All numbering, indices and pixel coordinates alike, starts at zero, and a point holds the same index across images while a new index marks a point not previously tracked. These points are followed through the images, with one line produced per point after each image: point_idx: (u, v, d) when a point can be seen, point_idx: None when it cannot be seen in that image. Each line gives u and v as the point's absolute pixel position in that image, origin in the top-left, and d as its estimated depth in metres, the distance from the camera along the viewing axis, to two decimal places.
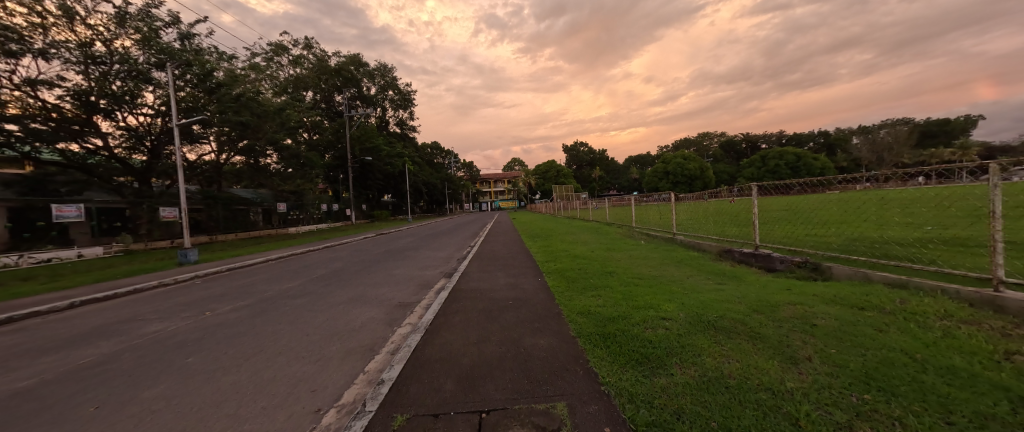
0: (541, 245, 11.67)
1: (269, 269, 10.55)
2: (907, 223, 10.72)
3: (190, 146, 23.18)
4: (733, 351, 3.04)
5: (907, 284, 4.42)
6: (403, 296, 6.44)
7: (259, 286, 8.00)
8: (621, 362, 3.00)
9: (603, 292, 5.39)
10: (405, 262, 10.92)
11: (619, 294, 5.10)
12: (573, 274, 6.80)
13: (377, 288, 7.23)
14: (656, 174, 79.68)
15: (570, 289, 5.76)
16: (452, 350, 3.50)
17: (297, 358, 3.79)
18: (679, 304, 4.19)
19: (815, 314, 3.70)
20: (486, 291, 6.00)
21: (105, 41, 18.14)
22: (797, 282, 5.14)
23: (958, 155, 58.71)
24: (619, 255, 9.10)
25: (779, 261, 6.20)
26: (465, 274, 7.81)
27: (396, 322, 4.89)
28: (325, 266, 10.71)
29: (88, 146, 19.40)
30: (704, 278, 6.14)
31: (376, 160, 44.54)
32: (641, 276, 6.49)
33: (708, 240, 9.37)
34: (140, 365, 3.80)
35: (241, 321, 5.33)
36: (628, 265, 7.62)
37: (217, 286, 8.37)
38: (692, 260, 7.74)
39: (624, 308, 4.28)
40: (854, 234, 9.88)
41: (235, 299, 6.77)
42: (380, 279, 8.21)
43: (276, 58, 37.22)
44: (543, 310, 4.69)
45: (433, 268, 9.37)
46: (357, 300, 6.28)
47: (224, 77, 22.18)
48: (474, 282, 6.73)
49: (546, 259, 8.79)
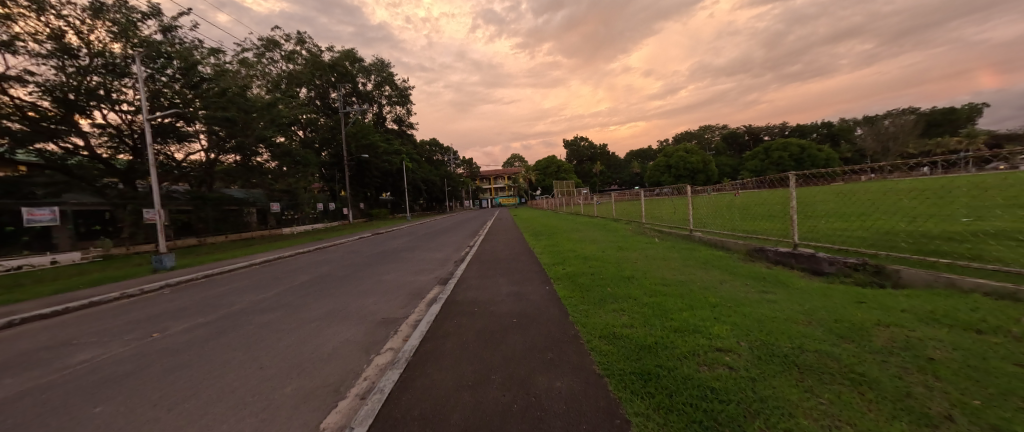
0: (545, 245, 10.70)
1: (249, 276, 9.63)
2: (934, 214, 9.85)
3: (176, 145, 22.20)
4: (837, 407, 2.08)
5: (1018, 295, 3.47)
6: (390, 309, 5.54)
7: (231, 297, 7.10)
8: (675, 425, 2.04)
9: (626, 305, 4.46)
10: (398, 265, 10.01)
11: (649, 309, 4.15)
12: (587, 281, 5.86)
13: (361, 299, 6.32)
14: (658, 167, 78.58)
15: (586, 300, 4.82)
16: (438, 399, 2.58)
17: (233, 410, 2.85)
18: (731, 325, 3.25)
19: (921, 341, 2.75)
20: (485, 303, 5.07)
21: (79, 33, 17.10)
22: (868, 291, 4.18)
23: (965, 144, 57.47)
24: (634, 256, 8.17)
25: (828, 263, 5.30)
26: (462, 280, 6.88)
27: (376, 347, 4.00)
28: (311, 271, 9.79)
29: (68, 146, 18.46)
30: (744, 285, 5.19)
31: (373, 157, 43.50)
32: (668, 282, 5.56)
33: (732, 236, 8.41)
34: (20, 423, 2.84)
35: (189, 347, 4.39)
36: (648, 268, 6.70)
37: (185, 297, 7.48)
38: (721, 261, 6.83)
39: (662, 331, 3.32)
40: (884, 227, 9.00)
41: (196, 315, 5.84)
42: (368, 287, 7.28)
43: (268, 54, 36.04)
44: (556, 332, 3.77)
45: (429, 273, 8.43)
46: (335, 315, 5.37)
47: (211, 73, 21.29)
48: (472, 292, 5.81)
49: (553, 261, 7.86)
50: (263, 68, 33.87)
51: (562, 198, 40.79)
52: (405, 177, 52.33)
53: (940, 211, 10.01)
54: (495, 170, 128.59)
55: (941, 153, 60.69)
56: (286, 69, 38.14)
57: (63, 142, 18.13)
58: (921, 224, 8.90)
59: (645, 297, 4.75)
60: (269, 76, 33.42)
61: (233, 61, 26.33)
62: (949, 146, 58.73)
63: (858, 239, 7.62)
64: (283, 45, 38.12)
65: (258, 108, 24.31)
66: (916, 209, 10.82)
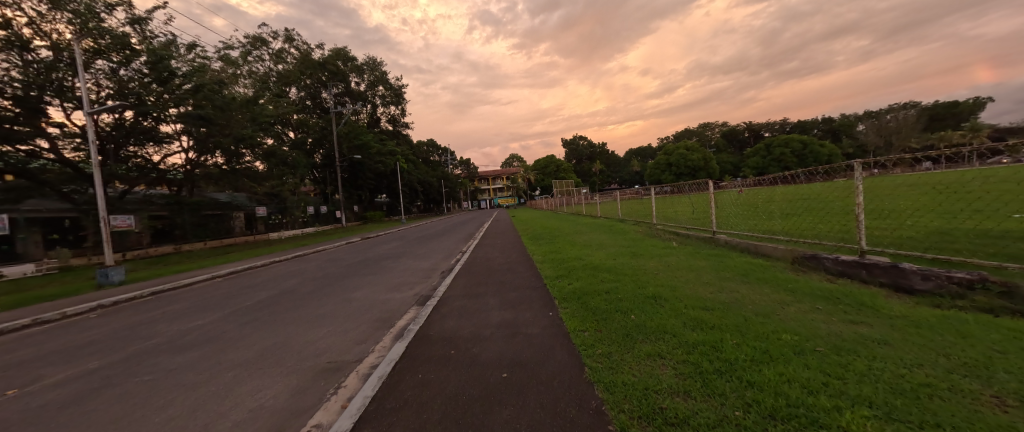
0: (545, 252, 9.36)
1: (202, 293, 8.25)
2: (972, 209, 8.80)
3: (154, 147, 20.78)
4: None
5: None
6: (346, 346, 4.17)
7: (157, 325, 5.70)
8: None
9: (666, 348, 3.09)
10: (376, 277, 8.63)
11: (703, 358, 2.80)
12: (602, 303, 4.55)
13: (315, 328, 4.94)
14: (658, 166, 77.22)
15: (605, 338, 3.47)
16: None
17: None
18: (869, 409, 1.89)
19: None
20: (466, 342, 3.71)
21: (36, 24, 15.56)
22: (1020, 328, 2.86)
23: (968, 137, 56.47)
24: (652, 265, 6.87)
25: (923, 279, 4.01)
26: (444, 300, 5.55)
27: (298, 422, 2.63)
28: (276, 286, 8.41)
29: (31, 149, 16.82)
30: (815, 309, 3.87)
31: (365, 158, 42.14)
32: (709, 306, 4.21)
33: (767, 239, 7.10)
34: None
35: (29, 419, 2.99)
36: (674, 283, 5.43)
37: (104, 325, 6.07)
38: (765, 272, 5.51)
39: (748, 417, 1.95)
40: (924, 223, 7.91)
41: (89, 357, 4.43)
42: (329, 309, 5.89)
43: (254, 52, 34.49)
44: (569, 403, 2.41)
45: (409, 289, 7.05)
46: (267, 357, 3.98)
47: (186, 70, 19.88)
48: (452, 320, 4.45)
49: (555, 274, 6.54)
50: (249, 67, 32.42)
51: (561, 198, 39.43)
52: (400, 178, 50.96)
53: (977, 203, 8.97)
54: (494, 169, 127.21)
55: (943, 147, 59.71)
56: (274, 69, 36.64)
57: (25, 144, 16.45)
58: (961, 220, 7.87)
59: (688, 332, 3.42)
60: (255, 75, 31.94)
61: (214, 58, 24.87)
62: (952, 140, 57.64)
63: (904, 241, 6.55)
64: (271, 43, 36.58)
65: (238, 105, 22.90)
66: (945, 205, 9.82)
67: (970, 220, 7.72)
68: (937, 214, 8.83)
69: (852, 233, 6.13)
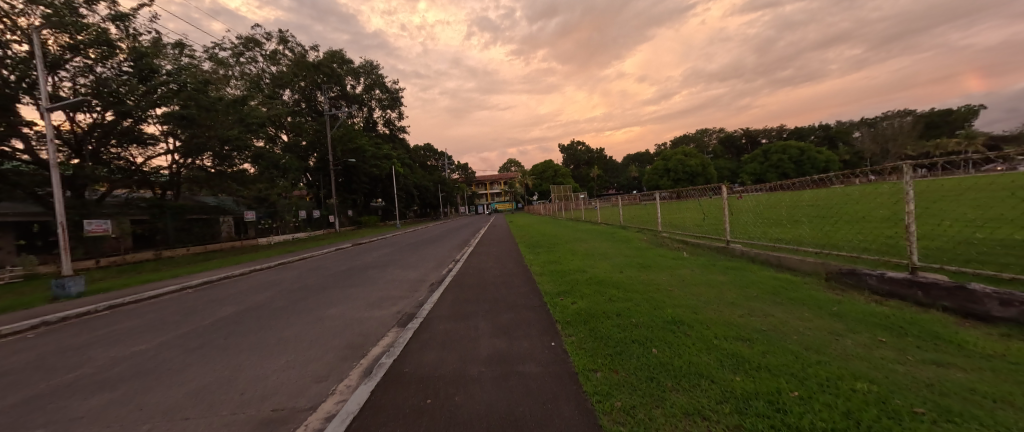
0: (544, 263, 8.62)
1: (162, 307, 7.39)
2: (1009, 218, 8.12)
3: (138, 148, 19.94)
4: None
5: None
6: (302, 384, 3.38)
7: (91, 351, 4.85)
8: None
9: (708, 401, 2.34)
10: (359, 290, 7.80)
11: (765, 422, 2.05)
12: (615, 330, 3.80)
13: (274, 357, 4.13)
14: (656, 171, 76.64)
15: (625, 381, 2.72)
16: None
17: None
18: None
19: None
20: (446, 384, 2.94)
21: (8, 19, 14.77)
22: None
23: (964, 145, 56.39)
24: (664, 279, 6.15)
25: (1004, 305, 3.29)
26: (428, 321, 4.79)
27: None
28: (247, 299, 7.57)
29: (6, 149, 16.02)
30: (879, 343, 3.16)
31: (360, 161, 41.32)
32: (744, 336, 3.50)
33: (789, 248, 6.45)
34: None
35: None
36: (694, 302, 4.71)
37: (31, 349, 5.19)
38: (798, 290, 4.81)
39: None
40: (958, 232, 7.25)
41: None
42: (296, 331, 5.08)
43: (247, 53, 33.70)
44: None
45: (391, 305, 6.25)
46: (199, 401, 3.16)
47: (171, 69, 19.26)
48: (433, 350, 3.71)
49: (556, 289, 5.79)
50: (241, 68, 31.73)
51: (559, 203, 38.76)
52: (396, 182, 50.10)
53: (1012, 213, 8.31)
54: (491, 174, 126.94)
55: (940, 154, 59.80)
56: (268, 70, 35.90)
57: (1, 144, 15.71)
58: (998, 229, 7.20)
59: (729, 375, 2.68)
60: (247, 76, 31.25)
61: (203, 58, 24.11)
62: (948, 147, 57.69)
63: (947, 249, 5.87)
64: (264, 44, 35.87)
65: (225, 106, 22.09)
66: (970, 214, 9.18)
67: (1010, 229, 7.05)
68: (970, 222, 8.14)
69: (888, 244, 5.48)
